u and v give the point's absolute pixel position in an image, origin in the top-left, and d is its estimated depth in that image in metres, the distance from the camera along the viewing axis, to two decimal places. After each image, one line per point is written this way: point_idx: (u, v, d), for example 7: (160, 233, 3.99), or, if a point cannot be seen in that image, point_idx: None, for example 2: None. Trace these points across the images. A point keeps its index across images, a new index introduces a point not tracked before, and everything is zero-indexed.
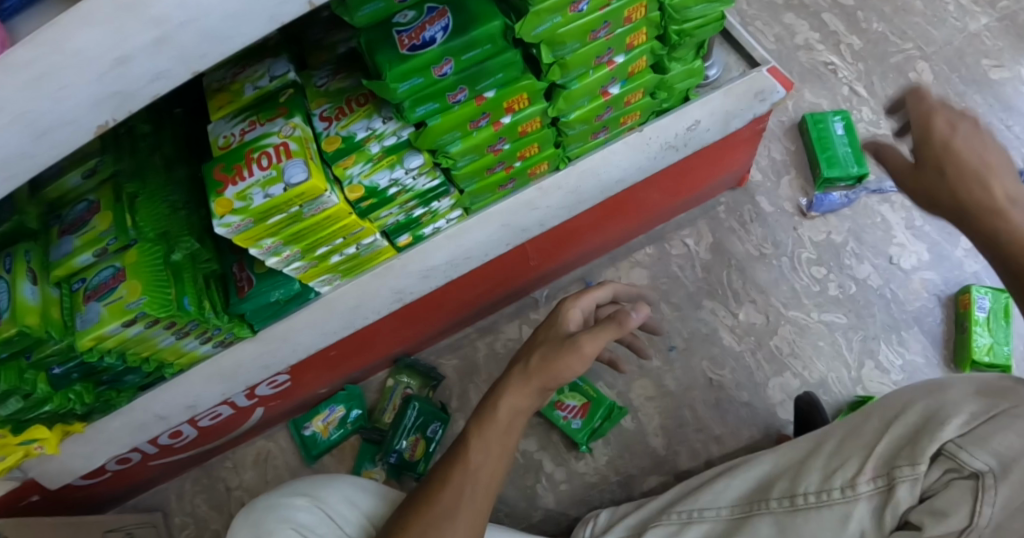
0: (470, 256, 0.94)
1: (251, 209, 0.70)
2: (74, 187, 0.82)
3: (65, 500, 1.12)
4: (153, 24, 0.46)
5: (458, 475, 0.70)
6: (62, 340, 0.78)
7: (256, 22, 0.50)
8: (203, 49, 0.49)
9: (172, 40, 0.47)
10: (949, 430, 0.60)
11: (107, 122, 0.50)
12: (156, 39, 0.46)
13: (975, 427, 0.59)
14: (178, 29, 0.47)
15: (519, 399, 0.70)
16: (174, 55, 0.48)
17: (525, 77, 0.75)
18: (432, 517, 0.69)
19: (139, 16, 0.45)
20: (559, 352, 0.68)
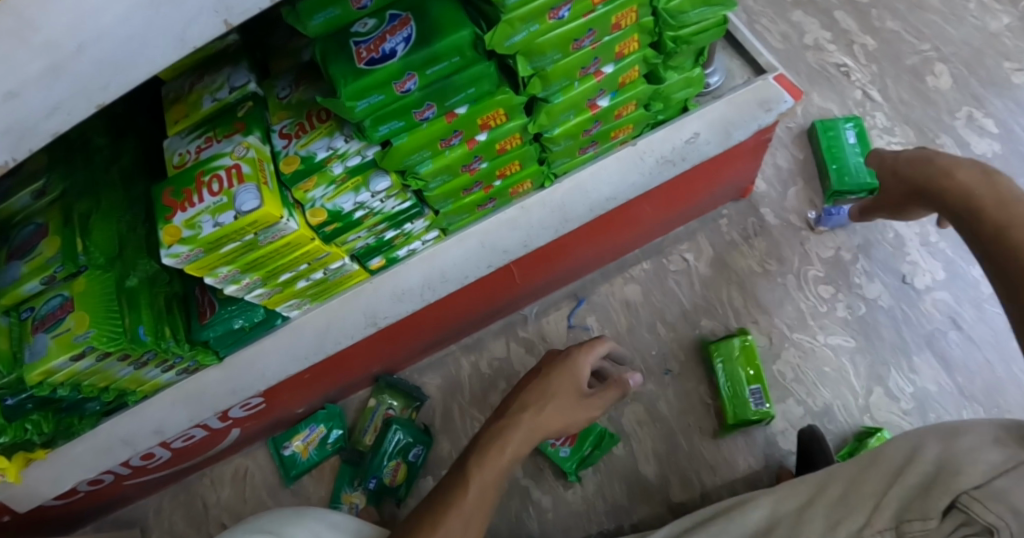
0: (448, 280, 0.86)
1: (201, 238, 0.65)
2: (22, 207, 0.77)
3: (37, 519, 1.09)
4: (44, 52, 0.40)
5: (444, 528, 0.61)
6: (11, 373, 0.74)
7: (164, 45, 0.44)
8: (106, 80, 0.44)
9: (68, 68, 0.42)
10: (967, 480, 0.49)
11: (7, 162, 0.46)
12: (49, 68, 0.41)
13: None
14: (74, 57, 0.42)
15: (523, 438, 0.68)
16: (73, 85, 0.43)
17: (500, 91, 0.69)
18: None
19: (23, 42, 0.39)
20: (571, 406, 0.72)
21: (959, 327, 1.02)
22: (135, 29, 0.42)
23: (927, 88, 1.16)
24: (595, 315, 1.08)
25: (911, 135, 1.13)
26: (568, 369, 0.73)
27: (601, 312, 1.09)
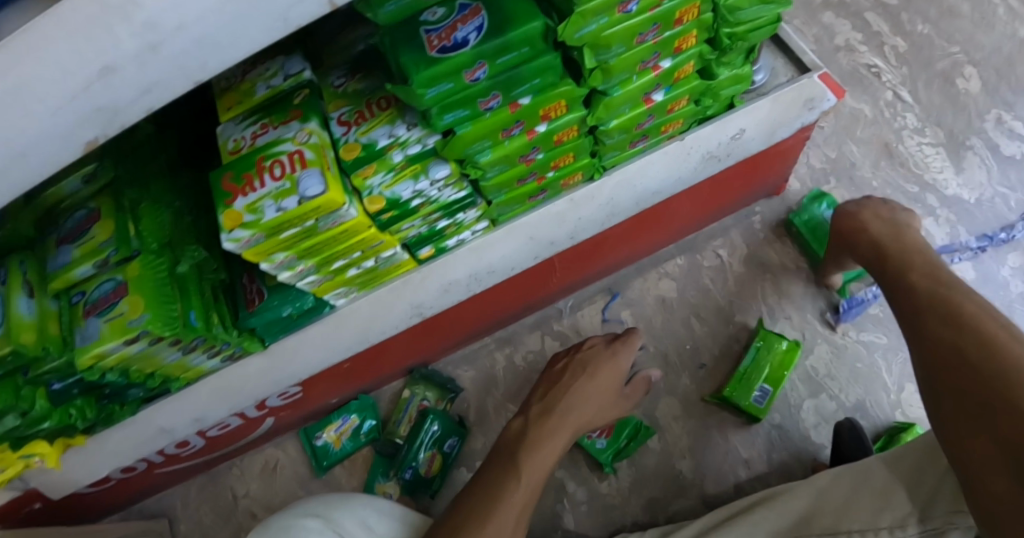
0: (494, 271, 0.88)
1: (263, 223, 0.65)
2: (72, 193, 0.76)
3: (66, 508, 1.09)
4: (144, 31, 0.39)
5: (514, 486, 0.68)
6: (60, 356, 0.72)
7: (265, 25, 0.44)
8: (202, 58, 0.43)
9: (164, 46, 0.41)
10: None
11: (98, 139, 0.45)
12: (146, 47, 0.40)
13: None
14: (172, 35, 0.40)
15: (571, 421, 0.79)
16: (168, 65, 0.42)
17: (563, 83, 0.70)
18: None
19: (125, 20, 0.38)
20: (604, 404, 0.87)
21: None
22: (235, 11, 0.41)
23: (957, 91, 1.18)
24: (630, 309, 1.09)
25: (942, 137, 1.15)
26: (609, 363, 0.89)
27: (636, 307, 1.09)
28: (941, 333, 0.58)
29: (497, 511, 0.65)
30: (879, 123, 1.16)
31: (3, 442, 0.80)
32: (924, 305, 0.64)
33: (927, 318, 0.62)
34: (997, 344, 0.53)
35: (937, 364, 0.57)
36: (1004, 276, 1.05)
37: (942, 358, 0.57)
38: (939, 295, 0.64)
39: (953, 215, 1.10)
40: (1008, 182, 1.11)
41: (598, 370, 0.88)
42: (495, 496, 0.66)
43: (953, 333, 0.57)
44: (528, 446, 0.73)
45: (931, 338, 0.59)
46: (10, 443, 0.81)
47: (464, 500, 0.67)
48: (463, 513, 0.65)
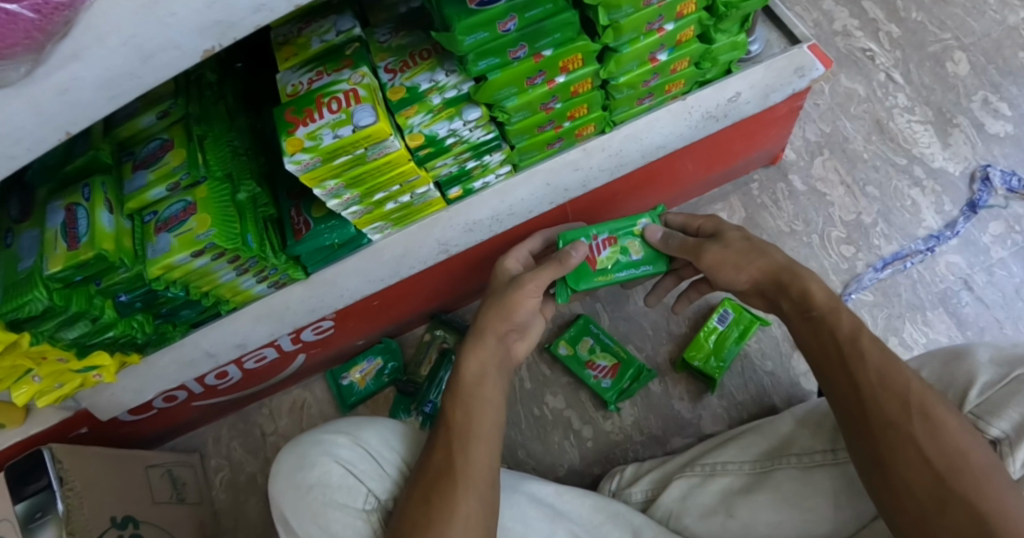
0: (514, 213, 1.00)
1: (321, 147, 0.75)
2: (146, 127, 0.87)
3: (111, 435, 1.19)
4: None
5: (445, 434, 0.74)
6: (132, 268, 0.82)
7: None
8: None
9: None
10: (970, 401, 0.67)
11: (212, 48, 0.56)
12: None
13: (993, 393, 0.66)
14: None
15: (482, 360, 0.81)
16: None
17: (580, 38, 0.79)
18: (432, 479, 0.69)
19: None
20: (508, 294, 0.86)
21: (969, 286, 1.11)
22: None
23: (947, 73, 1.27)
24: None
25: (930, 115, 1.24)
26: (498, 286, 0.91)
27: None
28: (931, 454, 0.59)
29: (452, 489, 0.67)
30: (871, 102, 1.26)
31: (70, 350, 0.89)
32: (900, 412, 0.62)
33: (917, 430, 0.61)
34: (1002, 480, 0.57)
35: (924, 498, 0.59)
36: (985, 242, 1.13)
37: (932, 488, 0.58)
38: (922, 394, 0.63)
39: (939, 187, 1.18)
40: (992, 156, 1.19)
41: (500, 290, 0.90)
42: (441, 479, 0.69)
43: (939, 465, 0.59)
44: (455, 425, 0.74)
45: (914, 463, 0.60)
46: (76, 351, 0.91)
47: (417, 487, 0.70)
48: (419, 498, 0.68)
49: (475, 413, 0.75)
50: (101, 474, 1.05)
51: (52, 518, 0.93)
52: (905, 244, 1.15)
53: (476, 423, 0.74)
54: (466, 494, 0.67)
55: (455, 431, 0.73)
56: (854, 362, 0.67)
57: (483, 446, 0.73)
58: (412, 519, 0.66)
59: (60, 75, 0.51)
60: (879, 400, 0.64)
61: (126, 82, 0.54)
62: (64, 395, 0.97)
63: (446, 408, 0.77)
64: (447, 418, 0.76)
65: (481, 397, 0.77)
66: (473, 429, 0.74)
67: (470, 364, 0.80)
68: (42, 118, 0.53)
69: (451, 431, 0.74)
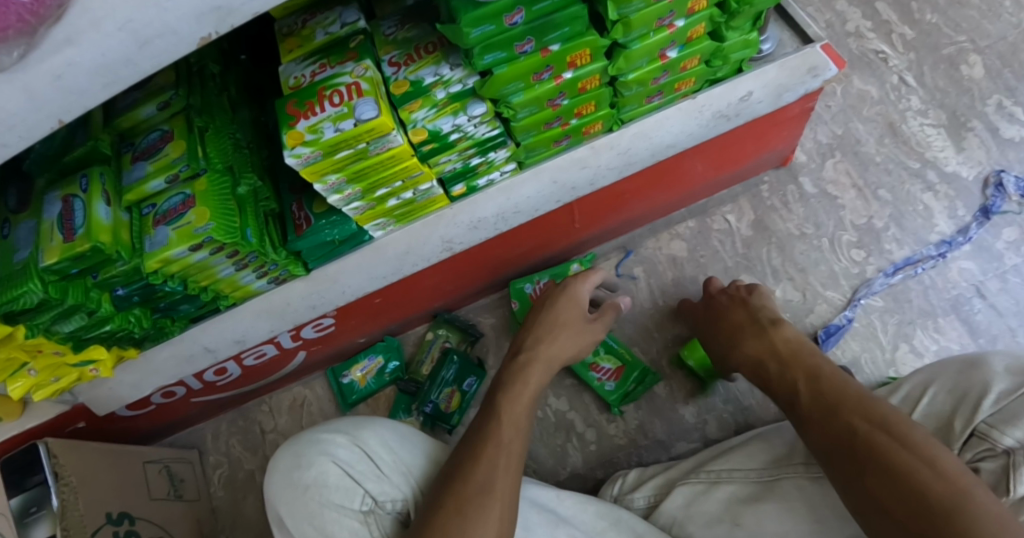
0: (519, 210, 0.98)
1: (322, 141, 0.73)
2: (146, 118, 0.85)
3: (108, 430, 1.17)
4: None
5: (490, 448, 0.73)
6: (130, 261, 0.81)
7: None
8: None
9: None
10: (984, 411, 0.66)
11: (210, 36, 0.55)
12: None
13: (1009, 403, 0.64)
14: None
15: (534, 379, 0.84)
16: None
17: (589, 32, 0.77)
18: (469, 493, 0.67)
19: None
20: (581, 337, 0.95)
21: (982, 293, 1.09)
22: None
23: (961, 76, 1.25)
24: (642, 266, 1.17)
25: (944, 119, 1.22)
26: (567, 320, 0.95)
27: (648, 264, 1.18)
28: (896, 488, 0.59)
29: (490, 510, 0.66)
30: (884, 104, 1.24)
31: (66, 343, 0.88)
32: (852, 465, 0.64)
33: (868, 479, 0.62)
34: (955, 512, 0.55)
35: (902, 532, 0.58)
36: (999, 249, 1.11)
37: (904, 522, 0.58)
38: (868, 439, 0.64)
39: (952, 191, 1.16)
40: (1006, 161, 1.17)
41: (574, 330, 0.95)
42: (475, 487, 0.68)
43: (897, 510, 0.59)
44: (492, 438, 0.74)
45: (877, 512, 0.60)
46: (71, 345, 0.89)
47: (448, 491, 0.68)
48: (452, 511, 0.66)
49: (515, 432, 0.76)
50: (97, 469, 1.04)
51: (46, 513, 0.92)
52: (917, 249, 1.13)
53: (513, 442, 0.75)
54: (499, 507, 0.67)
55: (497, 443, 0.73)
56: (817, 416, 0.70)
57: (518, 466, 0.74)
58: (443, 523, 0.65)
59: (53, 61, 0.50)
60: (832, 454, 0.66)
61: (120, 69, 0.53)
62: (61, 389, 0.96)
63: (485, 418, 0.78)
64: (485, 428, 0.76)
65: (520, 417, 0.79)
66: (512, 446, 0.74)
67: (532, 381, 0.85)
68: (34, 104, 0.52)
69: (486, 442, 0.73)
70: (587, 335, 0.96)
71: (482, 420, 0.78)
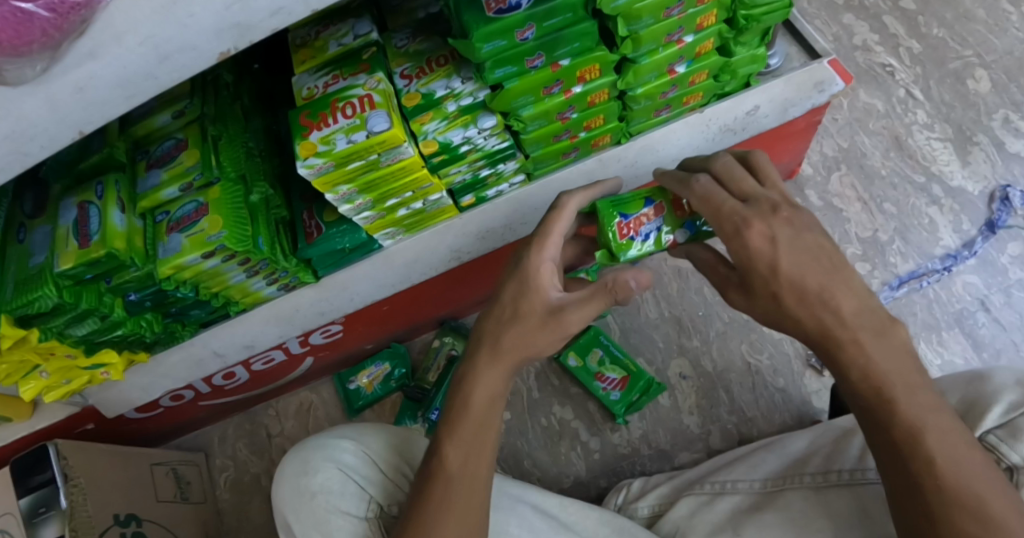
0: (526, 221, 0.99)
1: (335, 152, 0.74)
2: (162, 126, 0.87)
3: (116, 431, 1.19)
4: None
5: (437, 485, 0.65)
6: (143, 267, 0.82)
7: None
8: None
9: None
10: (990, 420, 0.66)
11: (228, 51, 0.56)
12: None
13: (1016, 417, 0.65)
14: None
15: (497, 377, 0.68)
16: None
17: (598, 48, 0.79)
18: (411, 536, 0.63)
19: None
20: (537, 330, 0.67)
21: (986, 307, 1.10)
22: None
23: (967, 91, 1.25)
24: (649, 277, 1.19)
25: (950, 133, 1.22)
26: (524, 316, 0.68)
27: (654, 274, 1.19)
28: None
29: None
30: (890, 117, 1.24)
31: (79, 346, 0.90)
32: None
33: None
34: None
35: None
36: (1003, 263, 1.12)
37: None
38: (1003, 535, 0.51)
39: (957, 205, 1.17)
40: (1012, 176, 1.18)
41: (524, 313, 0.68)
42: None
43: None
44: (444, 467, 0.66)
45: None
46: (84, 348, 0.91)
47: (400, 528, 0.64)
48: None
49: (474, 454, 0.66)
50: (105, 470, 1.05)
51: (55, 513, 0.94)
52: (922, 263, 1.13)
53: (473, 482, 0.65)
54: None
55: (450, 477, 0.65)
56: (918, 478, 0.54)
57: (471, 503, 0.65)
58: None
59: (76, 73, 0.51)
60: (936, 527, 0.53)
61: (141, 82, 0.54)
62: (72, 390, 0.97)
63: (439, 434, 0.68)
64: (441, 448, 0.67)
65: (474, 434, 0.67)
66: (462, 482, 0.65)
67: (488, 383, 0.68)
68: (56, 116, 0.53)
69: (438, 471, 0.66)
70: (550, 335, 0.67)
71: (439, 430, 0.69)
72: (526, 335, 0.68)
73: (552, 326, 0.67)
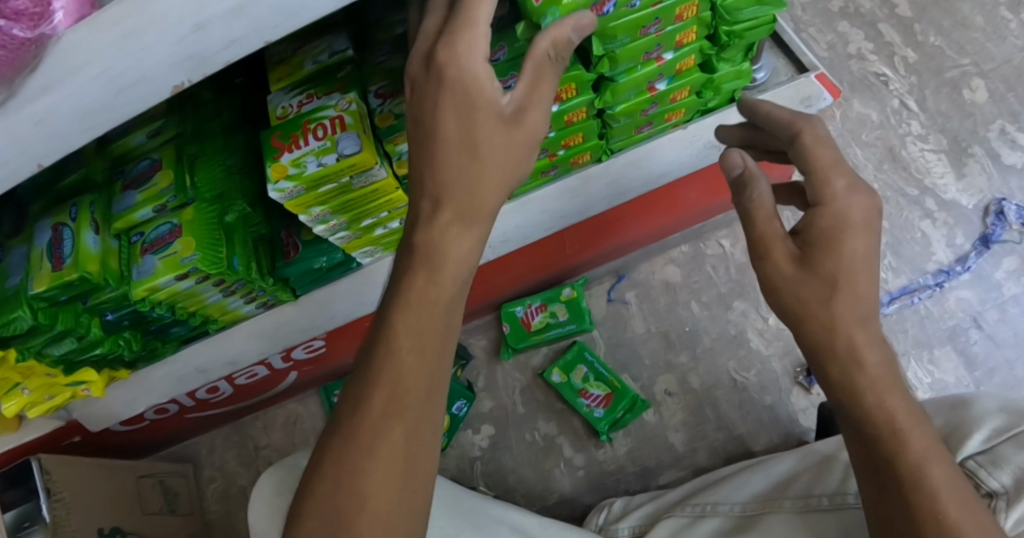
0: (509, 239, 0.97)
1: (305, 176, 0.73)
2: (138, 145, 0.86)
3: (103, 444, 1.19)
4: None
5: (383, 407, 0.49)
6: (118, 288, 0.82)
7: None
8: (276, 21, 0.52)
9: (249, 9, 0.50)
10: (972, 444, 0.63)
11: (182, 84, 0.54)
12: (235, 8, 0.50)
13: (999, 444, 0.61)
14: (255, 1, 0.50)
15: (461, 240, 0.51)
16: (252, 23, 0.52)
17: (573, 67, 0.77)
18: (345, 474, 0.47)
19: None
20: (495, 153, 0.51)
21: (980, 323, 1.07)
22: None
23: (963, 100, 1.23)
24: (635, 291, 1.17)
25: (945, 144, 1.20)
26: (485, 159, 0.50)
27: (641, 288, 1.17)
28: None
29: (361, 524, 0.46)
30: (884, 128, 1.22)
31: (58, 366, 0.89)
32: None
33: None
34: None
35: None
36: (998, 278, 1.09)
37: None
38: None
39: (951, 219, 1.14)
40: (1008, 188, 1.15)
41: (463, 138, 0.50)
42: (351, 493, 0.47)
43: None
44: (395, 365, 0.49)
45: None
46: (63, 367, 0.91)
47: (330, 439, 0.49)
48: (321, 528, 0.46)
49: (427, 351, 0.50)
50: (90, 485, 1.05)
51: (40, 527, 0.93)
52: (914, 278, 1.11)
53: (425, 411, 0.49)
54: (389, 484, 0.47)
55: (396, 379, 0.49)
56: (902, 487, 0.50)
57: (420, 424, 0.49)
58: (324, 503, 0.47)
59: (32, 108, 0.50)
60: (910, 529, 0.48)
61: (99, 116, 0.53)
62: (53, 406, 0.97)
63: (387, 310, 0.51)
64: (388, 341, 0.50)
65: (433, 328, 0.50)
66: (411, 385, 0.49)
67: (457, 245, 0.51)
68: (14, 150, 0.52)
69: (386, 368, 0.49)
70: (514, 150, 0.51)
71: (383, 316, 0.51)
72: (473, 171, 0.50)
73: (512, 134, 0.51)
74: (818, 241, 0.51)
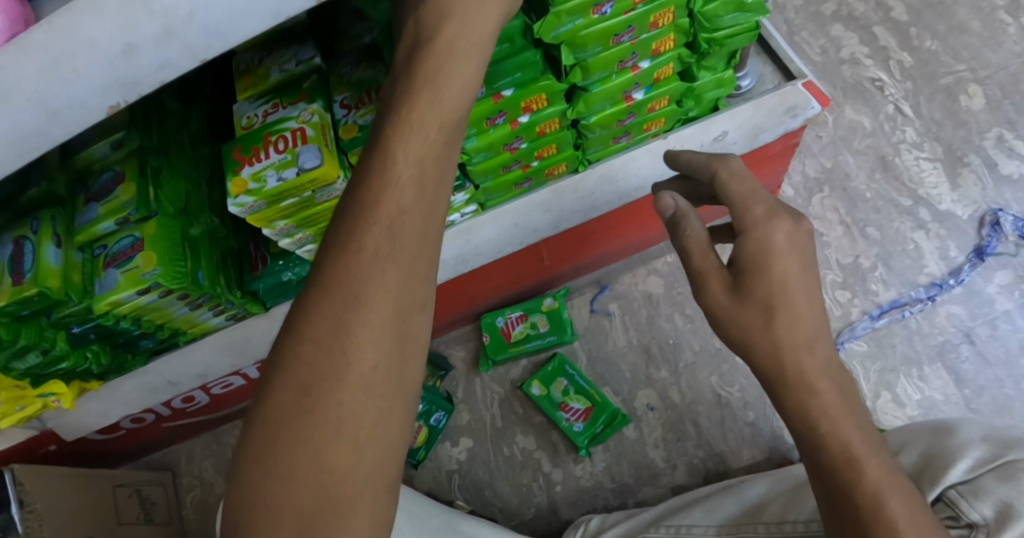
0: (481, 253, 0.94)
1: (265, 191, 0.72)
2: (101, 157, 0.84)
3: (81, 453, 1.18)
4: (160, 15, 0.47)
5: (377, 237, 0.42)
6: (81, 302, 0.81)
7: (262, 18, 0.51)
8: (210, 41, 0.50)
9: (179, 31, 0.48)
10: (953, 475, 0.58)
11: (119, 105, 0.51)
12: (163, 30, 0.48)
13: (981, 474, 0.57)
14: (185, 21, 0.48)
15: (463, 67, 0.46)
16: (184, 45, 0.49)
17: (543, 77, 0.75)
18: (331, 314, 0.40)
19: (144, 5, 0.46)
20: None
21: (972, 339, 1.04)
22: (237, 5, 0.49)
23: (959, 107, 1.19)
24: (618, 303, 1.15)
25: (940, 152, 1.16)
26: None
27: (623, 299, 1.15)
28: None
29: (348, 369, 0.39)
30: (877, 136, 1.19)
31: (24, 379, 0.88)
32: None
33: None
34: None
35: None
36: (990, 293, 1.06)
37: None
38: None
39: (944, 230, 1.11)
40: (1003, 199, 1.12)
41: None
42: (335, 338, 0.40)
43: None
44: (388, 200, 0.43)
45: None
46: (30, 380, 0.89)
47: (314, 287, 0.42)
48: (300, 375, 0.39)
49: (426, 188, 0.44)
50: (64, 496, 1.03)
51: None
52: (905, 292, 1.08)
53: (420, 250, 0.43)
54: (379, 331, 0.40)
55: (394, 215, 0.42)
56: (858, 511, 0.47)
57: (417, 269, 0.42)
58: (304, 350, 0.40)
59: None
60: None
61: (32, 139, 0.50)
62: (23, 419, 0.96)
63: (383, 140, 0.44)
64: (383, 170, 0.43)
65: (433, 158, 0.44)
66: (412, 222, 0.42)
67: (460, 77, 0.46)
68: None
69: (378, 205, 0.42)
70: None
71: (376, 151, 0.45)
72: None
73: None
74: (750, 266, 0.49)
